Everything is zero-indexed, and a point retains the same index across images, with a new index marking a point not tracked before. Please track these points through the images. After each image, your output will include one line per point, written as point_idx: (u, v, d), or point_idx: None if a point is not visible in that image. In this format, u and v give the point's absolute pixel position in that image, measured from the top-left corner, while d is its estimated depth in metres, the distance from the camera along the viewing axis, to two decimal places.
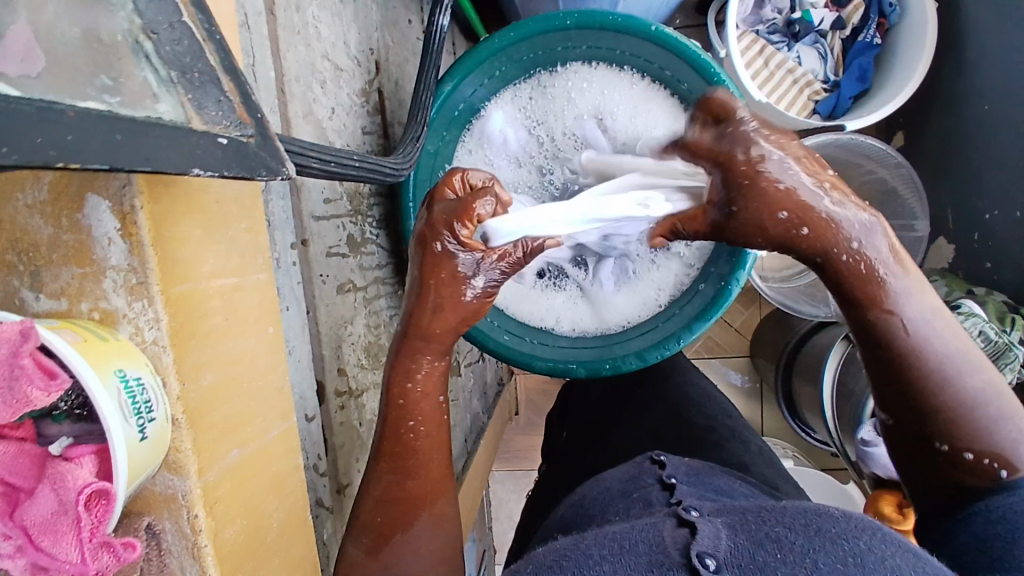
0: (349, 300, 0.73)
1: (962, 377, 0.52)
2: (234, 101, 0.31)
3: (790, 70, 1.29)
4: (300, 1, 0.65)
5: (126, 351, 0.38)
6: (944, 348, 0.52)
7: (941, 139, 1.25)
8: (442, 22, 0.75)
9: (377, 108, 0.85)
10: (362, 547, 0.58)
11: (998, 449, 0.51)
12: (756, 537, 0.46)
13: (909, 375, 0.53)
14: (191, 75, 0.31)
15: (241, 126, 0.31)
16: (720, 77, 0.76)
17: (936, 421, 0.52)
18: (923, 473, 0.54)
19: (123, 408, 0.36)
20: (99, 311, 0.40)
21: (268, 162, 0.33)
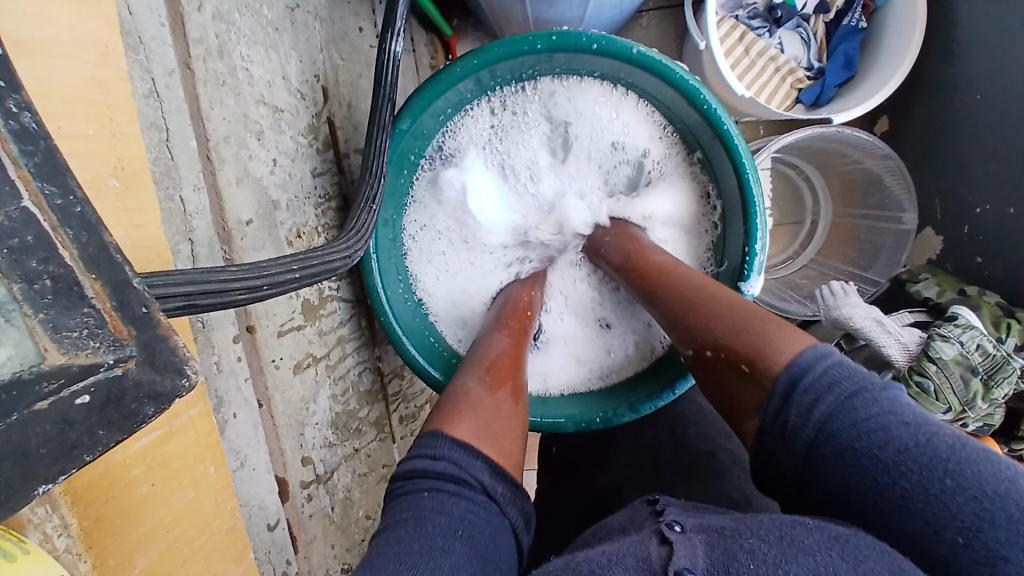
0: (309, 377, 0.65)
1: (712, 292, 0.59)
2: (103, 309, 0.26)
3: (772, 60, 1.21)
4: (222, 44, 0.55)
5: (42, 566, 0.30)
6: (693, 276, 0.63)
7: (933, 125, 1.19)
8: (395, 48, 0.64)
9: (329, 140, 0.75)
10: (483, 383, 0.57)
11: (744, 350, 0.52)
12: (731, 550, 0.42)
13: (669, 295, 0.63)
14: (42, 285, 0.25)
15: (117, 346, 0.27)
16: (710, 105, 0.67)
17: (694, 338, 0.58)
18: (730, 404, 0.54)
19: None
20: (2, 516, 0.31)
21: (156, 385, 0.28)
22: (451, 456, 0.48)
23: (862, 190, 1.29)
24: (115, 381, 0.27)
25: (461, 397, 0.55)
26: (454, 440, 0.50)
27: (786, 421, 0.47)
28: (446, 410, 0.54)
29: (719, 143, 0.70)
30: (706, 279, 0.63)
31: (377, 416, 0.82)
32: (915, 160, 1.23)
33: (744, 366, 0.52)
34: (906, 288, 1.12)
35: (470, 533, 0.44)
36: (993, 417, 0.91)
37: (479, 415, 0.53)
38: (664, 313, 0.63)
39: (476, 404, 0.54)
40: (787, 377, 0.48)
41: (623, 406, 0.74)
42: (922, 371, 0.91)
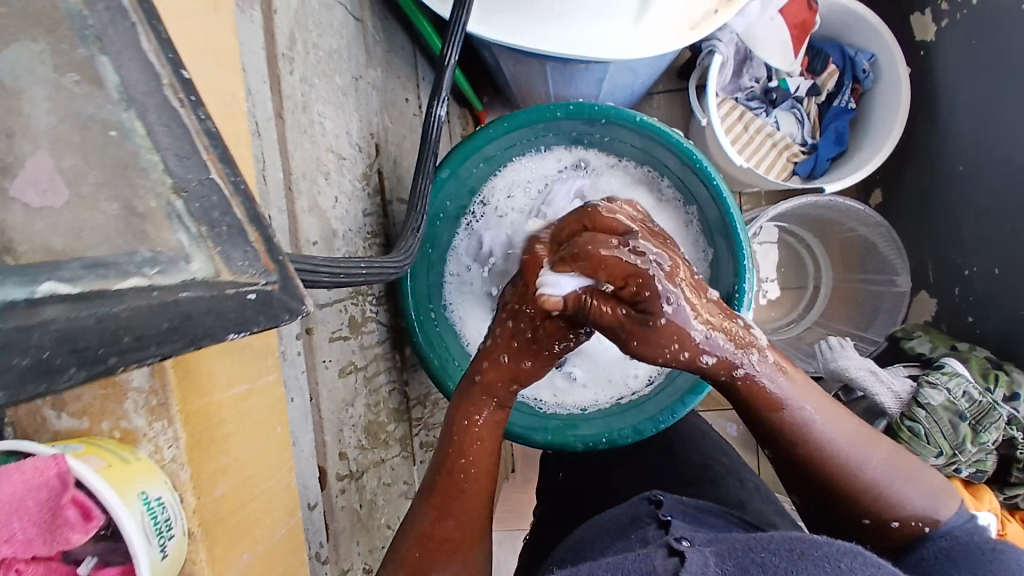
0: (350, 382, 0.74)
1: (869, 459, 0.60)
2: (259, 250, 0.33)
3: (769, 135, 1.35)
4: (305, 101, 0.69)
5: (147, 471, 0.39)
6: (836, 436, 0.60)
7: (921, 195, 1.30)
8: (440, 112, 0.79)
9: (377, 187, 0.88)
10: (411, 560, 0.64)
11: (926, 514, 0.60)
12: (743, 564, 0.51)
13: (821, 464, 0.60)
14: (220, 229, 0.32)
15: (266, 274, 0.33)
16: (703, 164, 0.80)
17: (833, 486, 0.61)
18: (864, 537, 0.63)
19: (145, 529, 0.38)
20: (119, 430, 0.40)
21: (289, 305, 0.34)
22: None
23: (861, 256, 1.38)
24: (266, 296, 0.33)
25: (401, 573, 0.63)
26: None
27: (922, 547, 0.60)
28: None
29: (711, 197, 0.81)
30: (854, 431, 0.61)
31: (401, 433, 0.90)
32: (908, 227, 1.33)
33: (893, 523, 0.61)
34: (901, 345, 1.19)
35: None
36: (984, 463, 0.97)
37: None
38: (803, 469, 0.61)
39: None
40: (939, 534, 0.60)
41: (629, 425, 0.82)
42: (912, 417, 0.97)
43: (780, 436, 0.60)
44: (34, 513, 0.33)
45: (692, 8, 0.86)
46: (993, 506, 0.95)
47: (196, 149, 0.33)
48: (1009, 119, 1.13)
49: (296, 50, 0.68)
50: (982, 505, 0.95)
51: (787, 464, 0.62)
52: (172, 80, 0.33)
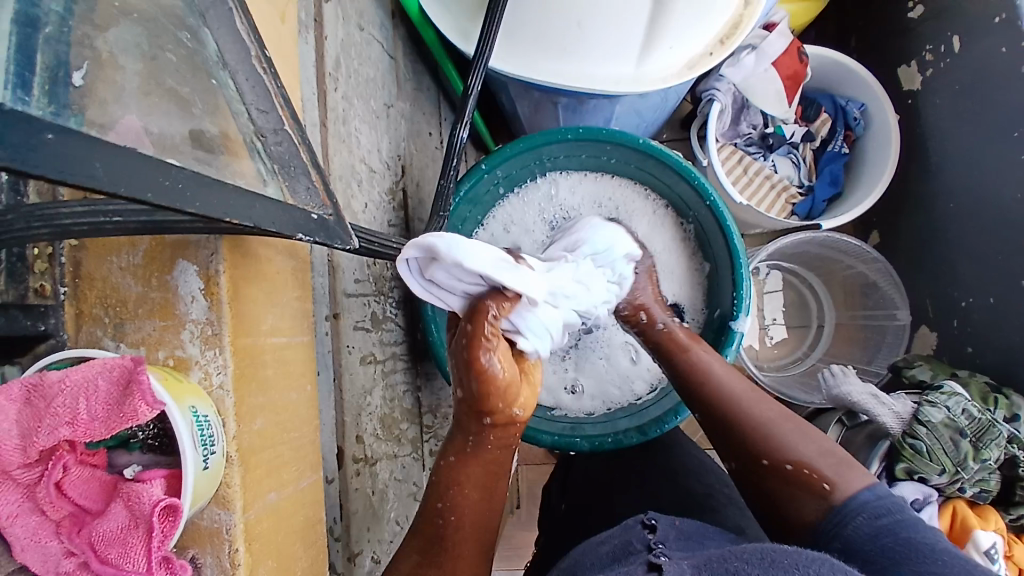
0: (370, 371, 0.79)
1: (761, 407, 0.69)
2: (318, 187, 0.48)
3: (767, 178, 1.42)
4: (345, 115, 0.79)
5: (196, 392, 0.45)
6: (733, 385, 0.72)
7: (915, 233, 1.36)
8: (462, 134, 0.88)
9: (401, 203, 0.96)
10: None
11: (825, 471, 0.62)
12: (716, 572, 0.46)
13: (721, 406, 0.71)
14: (289, 167, 0.46)
15: (323, 206, 0.47)
16: (701, 181, 0.87)
17: (747, 440, 0.68)
18: (765, 505, 0.65)
19: (194, 436, 0.42)
20: (174, 358, 0.47)
21: (335, 235, 0.47)
22: None
23: (860, 294, 1.41)
24: (323, 219, 0.46)
25: None
26: None
27: (848, 525, 0.58)
28: None
29: (706, 207, 0.88)
30: (752, 385, 0.72)
31: (413, 435, 0.94)
32: (905, 265, 1.38)
33: (820, 484, 0.61)
34: (902, 373, 1.22)
35: None
36: (988, 483, 0.98)
37: None
38: (711, 417, 0.72)
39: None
40: (861, 502, 0.59)
41: (633, 427, 0.85)
42: (913, 434, 0.99)
43: (690, 380, 0.75)
44: (103, 393, 0.39)
45: (690, 51, 0.94)
46: (999, 526, 0.98)
47: (273, 107, 0.47)
48: (991, 156, 1.21)
49: (341, 73, 0.79)
50: (989, 524, 0.97)
51: (716, 430, 0.71)
52: (258, 55, 0.47)
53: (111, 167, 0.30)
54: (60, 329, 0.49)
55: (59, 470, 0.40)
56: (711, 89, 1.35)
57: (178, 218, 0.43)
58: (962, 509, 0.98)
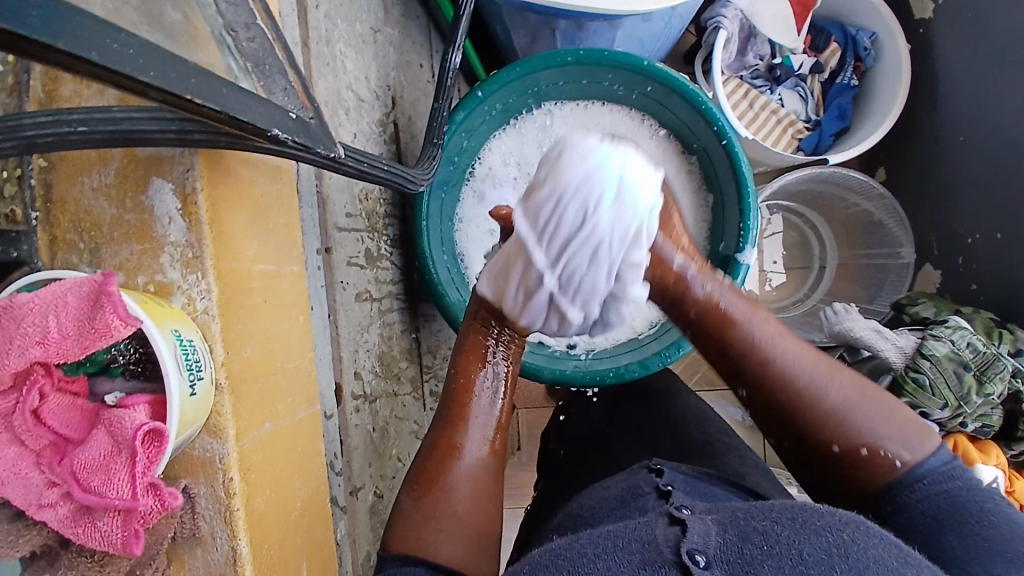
0: (366, 309, 0.77)
1: (825, 382, 0.58)
2: (298, 91, 0.44)
3: (773, 112, 1.36)
4: (328, 36, 0.74)
5: (179, 316, 0.43)
6: (789, 353, 0.61)
7: (920, 167, 1.31)
8: (454, 58, 0.82)
9: (392, 137, 0.92)
10: (412, 497, 0.62)
11: (896, 444, 0.56)
12: (744, 532, 0.45)
13: (774, 380, 0.60)
14: (263, 67, 0.42)
15: (302, 109, 0.43)
16: (708, 105, 0.84)
17: (805, 426, 0.58)
18: (829, 480, 0.58)
19: (177, 359, 0.40)
20: (154, 283, 0.45)
21: (320, 139, 0.43)
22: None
23: (864, 232, 1.39)
24: (303, 122, 0.42)
25: (396, 526, 0.60)
26: (398, 556, 0.58)
27: (911, 494, 0.54)
28: (396, 537, 0.60)
29: (715, 134, 0.85)
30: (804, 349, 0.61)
31: (412, 373, 0.93)
32: (909, 202, 1.34)
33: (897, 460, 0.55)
34: (905, 310, 1.21)
35: (621, 537, 0.47)
36: (990, 418, 0.98)
37: (428, 532, 0.59)
38: (758, 392, 0.61)
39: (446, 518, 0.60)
40: (923, 471, 0.54)
41: (635, 361, 0.85)
42: (917, 368, 0.98)
43: (736, 359, 0.63)
44: (74, 309, 0.37)
45: None
46: (1001, 461, 0.98)
47: (245, 2, 0.43)
48: (1007, 83, 1.15)
49: None
50: (990, 459, 0.98)
51: (761, 408, 0.61)
52: None
53: (53, 20, 0.28)
54: (34, 256, 0.46)
55: (35, 397, 0.39)
56: (716, 17, 1.28)
57: (148, 126, 0.40)
58: (963, 444, 0.98)
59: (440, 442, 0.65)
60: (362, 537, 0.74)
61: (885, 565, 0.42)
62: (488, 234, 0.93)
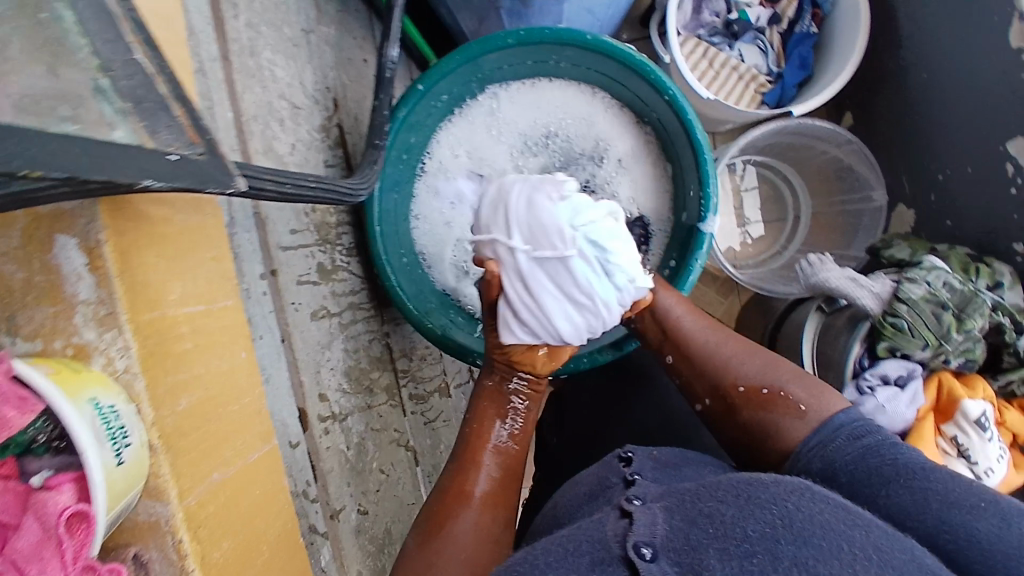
0: (325, 326, 0.74)
1: (725, 342, 0.68)
2: (184, 124, 0.40)
3: (733, 68, 1.33)
4: (252, 46, 0.69)
5: (100, 380, 0.41)
6: (696, 325, 0.71)
7: (889, 109, 1.27)
8: (392, 53, 0.77)
9: (339, 141, 0.85)
10: (419, 539, 0.56)
11: (799, 395, 0.60)
12: (691, 515, 0.42)
13: (681, 339, 0.70)
14: (144, 105, 0.39)
15: (189, 146, 0.39)
16: (657, 74, 0.79)
17: (716, 380, 0.66)
18: (745, 438, 0.62)
19: (96, 431, 0.38)
20: (72, 346, 0.42)
21: (214, 175, 0.40)
22: None
23: (836, 179, 1.35)
24: (190, 162, 0.39)
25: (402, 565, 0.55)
26: None
27: (825, 445, 0.55)
28: None
29: (667, 104, 0.81)
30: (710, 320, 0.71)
31: (387, 382, 0.91)
32: (880, 145, 1.31)
33: (800, 406, 0.59)
34: (881, 254, 1.19)
35: (573, 540, 0.45)
36: (974, 352, 0.97)
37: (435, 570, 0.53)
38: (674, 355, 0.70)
39: (456, 552, 0.54)
40: (839, 423, 0.56)
41: (609, 344, 0.83)
42: (894, 313, 0.97)
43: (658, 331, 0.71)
44: None
45: None
46: (989, 393, 0.97)
47: (121, 35, 0.39)
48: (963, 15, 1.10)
49: None
50: (977, 392, 0.96)
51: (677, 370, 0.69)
52: None
53: None
54: None
55: None
56: None
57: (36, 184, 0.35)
58: (947, 380, 0.98)
59: (450, 489, 0.60)
60: (350, 559, 0.73)
61: (831, 531, 0.39)
62: (445, 229, 0.90)
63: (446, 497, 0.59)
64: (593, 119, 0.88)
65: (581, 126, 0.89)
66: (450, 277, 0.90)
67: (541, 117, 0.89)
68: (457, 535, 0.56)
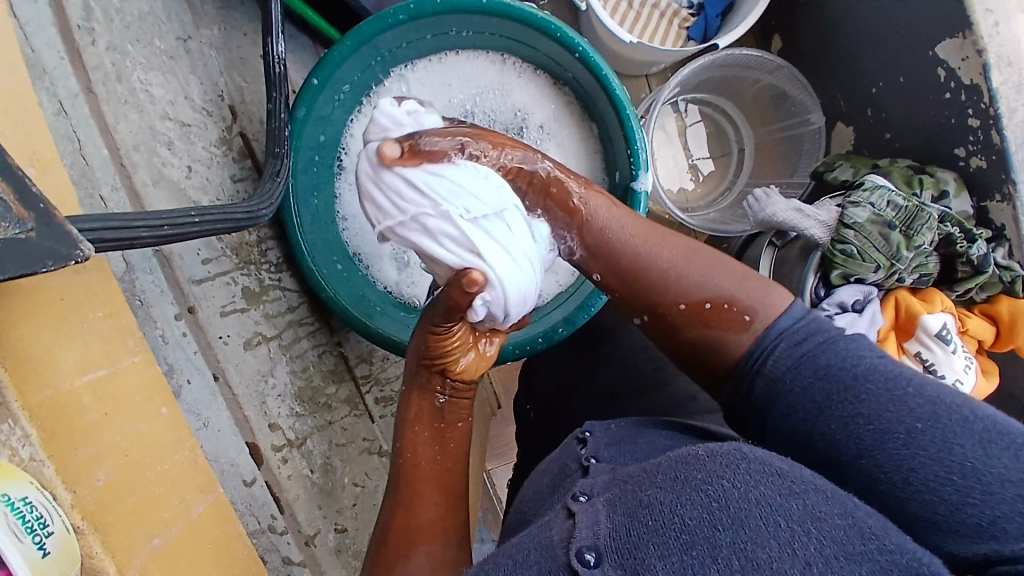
0: (262, 353, 0.70)
1: (663, 247, 0.61)
2: (8, 200, 0.34)
3: (654, 6, 1.29)
4: (120, 70, 0.64)
5: (6, 472, 0.36)
6: (630, 230, 0.62)
7: (815, 27, 1.25)
8: (278, 49, 0.72)
9: (244, 151, 0.79)
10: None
11: (745, 301, 0.57)
12: (631, 508, 0.40)
13: (617, 253, 0.61)
14: None
15: (19, 224, 0.34)
16: (563, 32, 0.75)
17: (659, 295, 0.60)
18: (695, 352, 0.59)
19: (13, 528, 0.34)
20: None
21: (54, 250, 0.35)
22: None
23: (773, 106, 1.33)
24: (19, 243, 0.34)
25: None
26: None
27: (769, 358, 0.53)
28: None
29: (579, 61, 0.77)
30: (645, 223, 0.63)
31: (347, 394, 0.86)
32: (812, 65, 1.28)
33: (746, 316, 0.56)
34: (825, 178, 1.19)
35: (524, 547, 0.43)
36: (926, 266, 0.98)
37: None
38: (605, 272, 0.62)
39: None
40: (781, 329, 0.54)
41: (561, 320, 0.81)
42: (842, 239, 0.97)
43: (584, 247, 0.63)
44: None
45: None
46: (945, 305, 0.97)
47: None
48: None
49: (95, 18, 0.62)
50: (935, 306, 0.96)
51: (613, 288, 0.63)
52: None
53: None
54: None
55: None
56: None
57: None
58: (904, 298, 0.98)
59: (395, 524, 0.59)
60: None
61: (768, 507, 0.37)
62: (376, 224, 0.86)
63: (390, 529, 0.58)
64: (510, 86, 0.84)
65: (499, 96, 0.84)
66: (391, 272, 0.87)
67: (454, 91, 0.84)
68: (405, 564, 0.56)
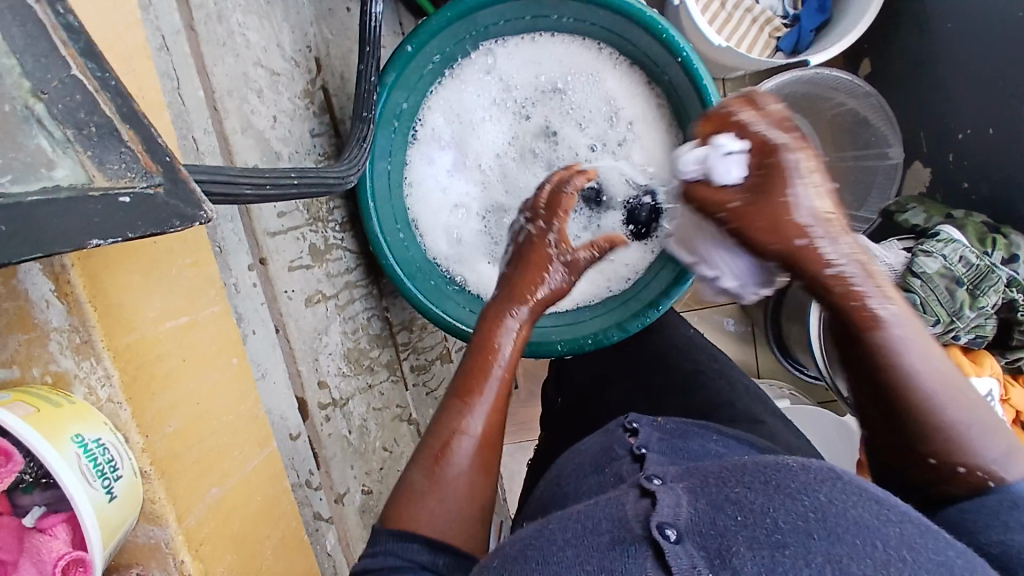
0: (320, 311, 0.71)
1: (924, 363, 0.47)
2: (136, 149, 0.34)
3: (748, 10, 1.24)
4: (220, 10, 0.64)
5: (82, 413, 0.38)
6: (920, 362, 0.47)
7: (911, 58, 1.18)
8: (376, 10, 0.70)
9: (324, 106, 0.78)
10: (426, 474, 0.53)
11: (987, 461, 0.45)
12: (716, 501, 0.39)
13: (881, 355, 0.48)
14: (88, 131, 0.32)
15: (146, 176, 0.34)
16: (669, 33, 0.73)
17: (902, 407, 0.48)
18: (902, 466, 0.49)
19: (83, 472, 0.37)
20: (51, 375, 0.39)
21: (180, 209, 0.35)
22: (399, 551, 0.49)
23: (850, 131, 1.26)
24: (147, 199, 0.34)
25: (404, 497, 0.52)
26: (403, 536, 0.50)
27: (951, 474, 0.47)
28: (397, 510, 0.52)
29: (678, 65, 0.75)
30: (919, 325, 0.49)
31: (388, 358, 0.87)
32: (897, 100, 1.22)
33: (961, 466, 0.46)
34: (895, 219, 1.15)
35: (586, 515, 0.42)
36: (984, 328, 0.96)
37: (435, 513, 0.51)
38: (851, 352, 0.50)
39: (447, 493, 0.52)
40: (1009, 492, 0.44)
41: (614, 326, 0.80)
42: (908, 287, 0.94)
43: (844, 326, 0.50)
44: None
45: None
46: (994, 370, 0.97)
47: (53, 45, 0.32)
48: None
49: None
50: (984, 370, 0.96)
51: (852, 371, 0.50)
52: None
53: None
54: None
55: None
56: None
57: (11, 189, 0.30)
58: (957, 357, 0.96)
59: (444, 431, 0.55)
60: (356, 538, 0.74)
61: (866, 527, 0.36)
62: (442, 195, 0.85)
63: (439, 426, 0.56)
64: (599, 79, 0.82)
65: (587, 88, 0.82)
66: (446, 244, 0.85)
67: (542, 75, 0.82)
68: (445, 480, 0.53)
